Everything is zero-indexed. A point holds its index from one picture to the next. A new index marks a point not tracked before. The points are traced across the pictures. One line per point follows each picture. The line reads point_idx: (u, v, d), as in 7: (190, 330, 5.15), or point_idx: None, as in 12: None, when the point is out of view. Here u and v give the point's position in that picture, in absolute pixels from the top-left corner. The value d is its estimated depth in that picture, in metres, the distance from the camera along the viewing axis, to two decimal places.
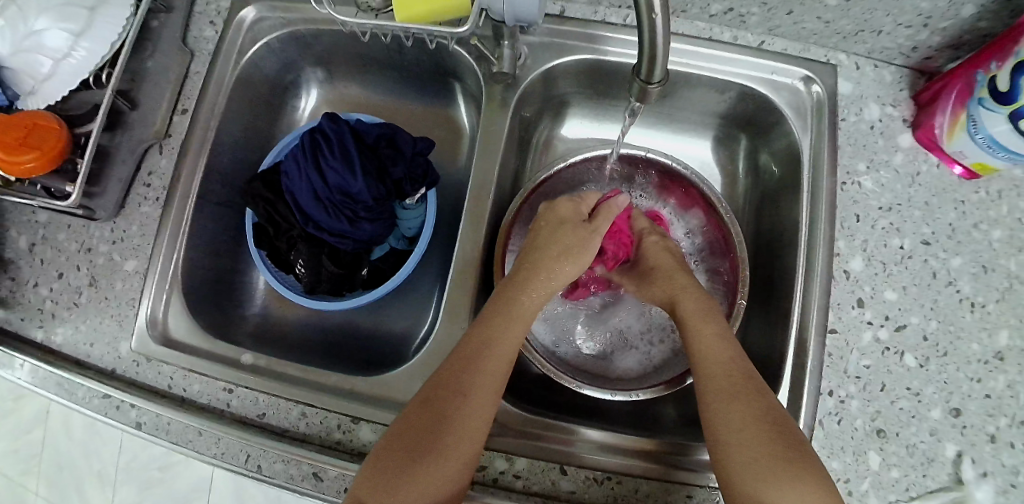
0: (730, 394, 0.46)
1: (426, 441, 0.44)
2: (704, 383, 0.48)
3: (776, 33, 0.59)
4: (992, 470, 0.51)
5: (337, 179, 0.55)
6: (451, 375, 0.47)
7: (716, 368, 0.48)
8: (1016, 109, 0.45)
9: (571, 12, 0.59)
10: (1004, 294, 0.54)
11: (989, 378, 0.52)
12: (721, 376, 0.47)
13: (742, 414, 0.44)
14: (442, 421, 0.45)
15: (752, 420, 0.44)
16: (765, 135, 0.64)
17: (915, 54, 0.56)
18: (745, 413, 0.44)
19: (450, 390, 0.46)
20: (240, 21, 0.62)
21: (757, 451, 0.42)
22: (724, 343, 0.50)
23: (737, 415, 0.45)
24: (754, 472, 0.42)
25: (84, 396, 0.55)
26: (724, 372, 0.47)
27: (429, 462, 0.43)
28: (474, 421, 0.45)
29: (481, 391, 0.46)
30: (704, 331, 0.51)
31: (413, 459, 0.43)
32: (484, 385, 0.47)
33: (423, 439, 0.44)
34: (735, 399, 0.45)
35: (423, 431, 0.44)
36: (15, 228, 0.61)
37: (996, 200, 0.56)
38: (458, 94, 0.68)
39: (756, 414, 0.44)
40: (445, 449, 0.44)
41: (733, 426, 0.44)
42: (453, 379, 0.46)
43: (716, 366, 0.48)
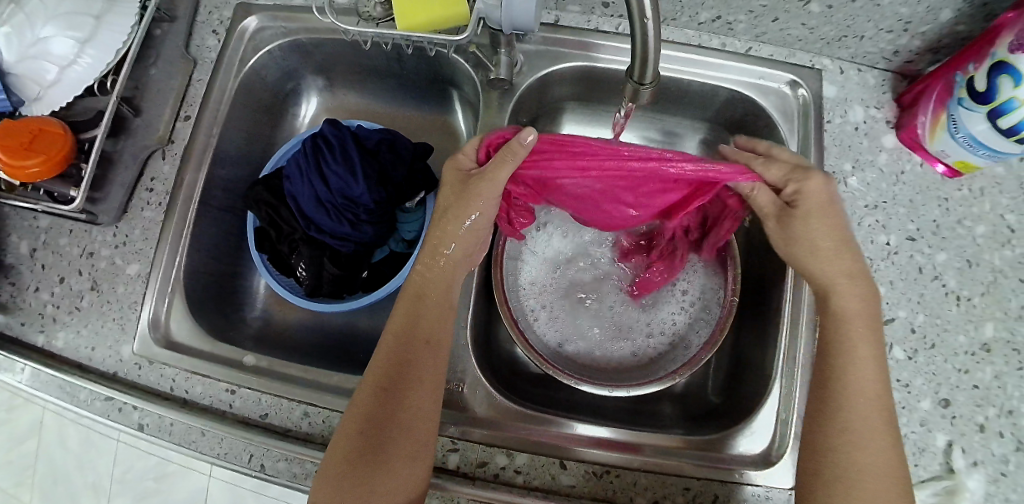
0: (871, 404, 0.44)
1: (376, 446, 0.45)
2: (851, 399, 0.44)
3: (763, 39, 0.61)
4: (982, 458, 0.52)
5: (338, 183, 0.56)
6: (384, 380, 0.47)
7: (866, 365, 0.45)
8: (992, 108, 0.47)
9: (565, 20, 0.61)
10: (989, 287, 0.56)
11: (977, 369, 0.54)
12: (868, 376, 0.45)
13: (879, 432, 0.43)
14: (384, 426, 0.45)
15: (885, 434, 0.44)
16: (754, 138, 0.66)
17: (896, 58, 0.59)
18: (881, 426, 0.44)
19: (384, 397, 0.46)
20: (243, 30, 0.63)
21: (886, 467, 0.42)
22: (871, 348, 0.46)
23: (880, 431, 0.43)
24: (869, 483, 0.42)
25: (86, 399, 0.55)
26: (874, 381, 0.45)
27: (379, 468, 0.44)
28: (414, 424, 0.46)
29: (415, 393, 0.46)
30: (856, 328, 0.46)
31: (361, 466, 0.44)
32: (418, 388, 0.46)
33: (369, 445, 0.45)
34: (871, 412, 0.44)
35: (367, 438, 0.45)
36: (17, 234, 0.61)
37: (978, 197, 0.58)
38: (455, 100, 0.70)
39: (885, 426, 0.44)
40: (389, 455, 0.44)
41: (867, 443, 0.43)
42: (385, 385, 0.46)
43: (864, 364, 0.45)
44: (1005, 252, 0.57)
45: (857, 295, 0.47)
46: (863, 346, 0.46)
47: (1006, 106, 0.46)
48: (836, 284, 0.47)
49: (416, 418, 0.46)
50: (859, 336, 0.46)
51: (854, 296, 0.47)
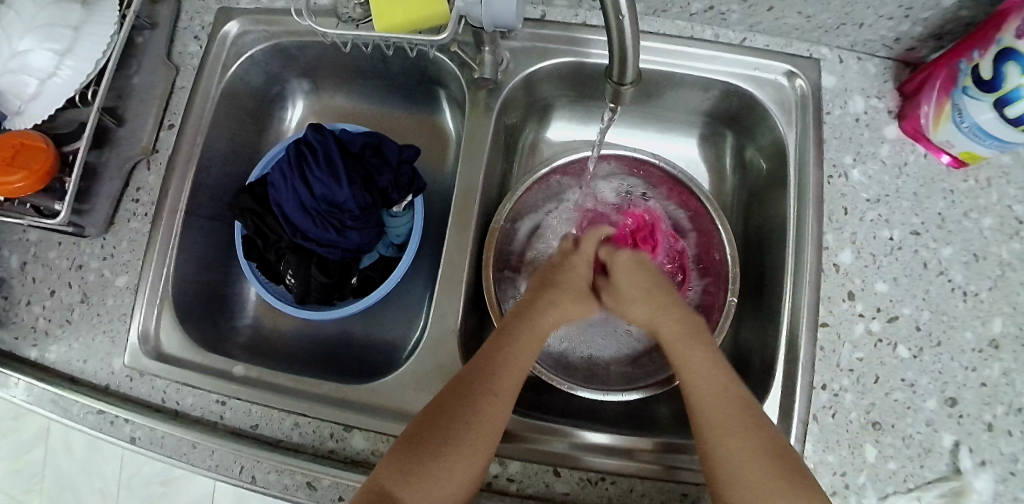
0: (714, 409, 0.46)
1: (427, 450, 0.44)
2: (701, 406, 0.47)
3: (758, 29, 0.59)
4: (990, 459, 0.50)
5: (323, 189, 0.55)
6: (464, 381, 0.47)
7: (713, 390, 0.48)
8: (998, 97, 0.45)
9: (551, 15, 0.59)
10: (997, 281, 0.54)
11: (984, 366, 0.52)
12: (712, 399, 0.47)
13: (738, 442, 0.44)
14: (445, 429, 0.45)
15: (754, 449, 0.44)
16: (750, 130, 0.64)
17: (897, 44, 0.56)
18: (738, 435, 0.44)
19: (461, 400, 0.46)
20: (224, 35, 0.62)
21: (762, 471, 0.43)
22: (714, 366, 0.49)
23: (743, 443, 0.44)
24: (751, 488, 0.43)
25: (78, 412, 0.55)
26: (726, 397, 0.47)
27: (430, 468, 0.43)
28: (488, 427, 0.46)
29: (493, 397, 0.47)
30: (693, 354, 0.50)
31: (415, 466, 0.43)
32: (498, 393, 0.47)
33: (423, 446, 0.44)
34: (733, 423, 0.45)
35: (420, 439, 0.45)
36: (6, 248, 0.61)
37: (985, 187, 0.56)
38: (444, 100, 0.69)
39: (751, 440, 0.44)
40: (449, 456, 0.44)
41: (723, 444, 0.45)
42: (471, 388, 0.47)
43: (710, 392, 0.47)
44: (1013, 244, 0.54)
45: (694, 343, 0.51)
46: (703, 363, 0.49)
47: (1012, 94, 0.43)
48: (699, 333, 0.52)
49: (493, 422, 0.46)
50: (698, 363, 0.50)
51: (681, 330, 0.53)
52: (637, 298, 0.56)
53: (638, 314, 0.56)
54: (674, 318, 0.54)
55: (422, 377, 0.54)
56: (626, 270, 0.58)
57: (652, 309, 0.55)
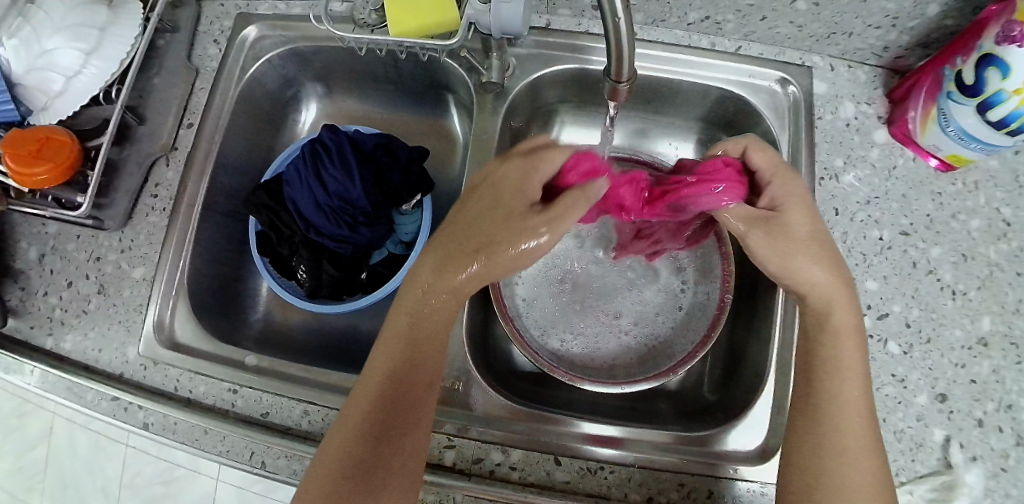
0: (852, 387, 0.44)
1: (346, 487, 0.43)
2: (843, 358, 0.45)
3: (752, 38, 0.62)
4: (981, 454, 0.51)
5: (336, 186, 0.58)
6: (371, 412, 0.45)
7: (849, 362, 0.45)
8: (981, 101, 0.47)
9: (555, 24, 0.62)
10: (985, 281, 0.56)
11: (974, 363, 0.54)
12: (853, 374, 0.45)
13: (857, 430, 0.43)
14: (360, 459, 0.44)
15: (867, 435, 0.43)
16: (745, 135, 0.66)
17: (886, 54, 0.59)
18: (861, 419, 0.44)
19: (372, 429, 0.45)
20: (243, 40, 0.65)
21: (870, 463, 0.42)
22: (853, 330, 0.46)
23: (861, 432, 0.43)
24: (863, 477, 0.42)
25: (93, 399, 0.56)
26: (856, 373, 0.45)
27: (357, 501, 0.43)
28: (408, 448, 0.45)
29: (410, 417, 0.45)
30: (845, 317, 0.46)
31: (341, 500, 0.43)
32: (416, 413, 0.46)
33: (339, 484, 0.43)
34: (858, 407, 0.44)
35: (336, 477, 0.44)
36: (27, 240, 0.63)
37: (973, 191, 0.58)
38: (451, 104, 0.71)
39: (868, 423, 0.44)
40: (370, 488, 0.43)
41: (845, 434, 0.43)
42: (383, 415, 0.45)
43: (848, 351, 0.45)
44: (1001, 245, 0.56)
45: (844, 296, 0.46)
46: (844, 317, 0.46)
47: (994, 98, 0.46)
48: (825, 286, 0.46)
49: (412, 443, 0.45)
50: (843, 324, 0.46)
51: (846, 308, 0.46)
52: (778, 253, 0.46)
53: (763, 248, 0.47)
54: (807, 236, 0.46)
55: None
56: (794, 199, 0.47)
57: (788, 243, 0.46)
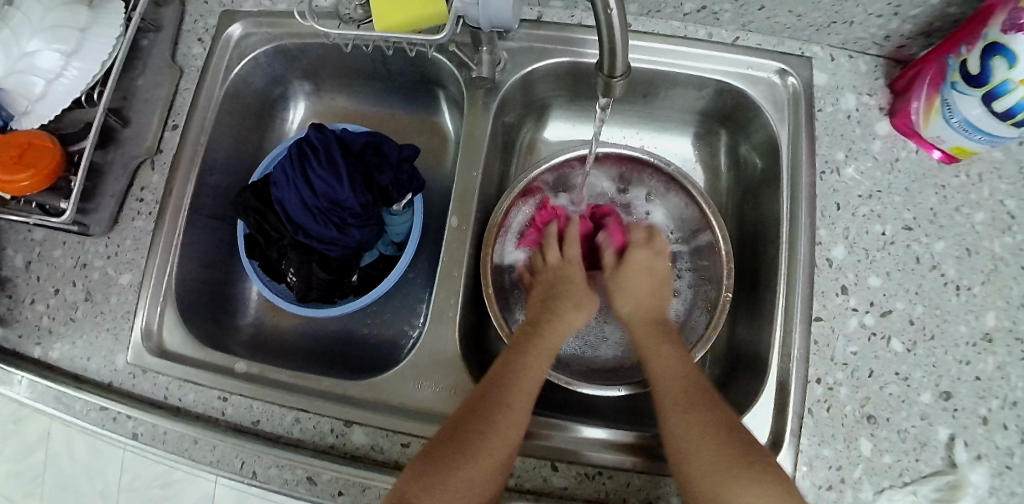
0: (665, 368, 0.53)
1: (450, 459, 0.46)
2: (661, 393, 0.51)
3: (750, 28, 0.60)
4: (986, 452, 0.50)
5: (324, 187, 0.56)
6: (479, 400, 0.49)
7: (666, 384, 0.51)
8: (987, 91, 0.46)
9: (547, 16, 0.60)
10: (989, 276, 0.54)
11: (978, 360, 0.52)
12: (670, 392, 0.50)
13: (689, 439, 0.47)
14: (469, 436, 0.47)
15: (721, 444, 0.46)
16: (744, 128, 0.65)
17: (888, 43, 0.57)
18: (687, 429, 0.47)
19: (481, 413, 0.48)
20: (227, 38, 0.64)
21: (716, 451, 0.45)
22: (684, 364, 0.52)
23: (693, 438, 0.47)
24: (719, 475, 0.45)
25: (81, 409, 0.55)
26: (682, 394, 0.50)
27: (452, 474, 0.45)
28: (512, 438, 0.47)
29: (519, 410, 0.49)
30: (660, 348, 0.55)
31: (436, 471, 0.45)
32: (520, 406, 0.49)
33: (446, 456, 0.46)
34: (691, 412, 0.48)
35: (447, 448, 0.46)
36: (12, 247, 0.62)
37: (977, 183, 0.56)
38: (442, 100, 0.70)
39: (710, 425, 0.47)
40: (472, 463, 0.45)
41: (689, 439, 0.47)
42: (488, 399, 0.49)
43: (670, 381, 0.51)
44: (1005, 239, 0.55)
45: (665, 348, 0.54)
46: (671, 360, 0.53)
47: (1001, 88, 0.44)
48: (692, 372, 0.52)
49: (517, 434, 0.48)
50: (670, 368, 0.52)
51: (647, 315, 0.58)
52: (636, 295, 0.60)
53: (631, 288, 0.60)
54: (645, 268, 0.61)
55: (421, 372, 0.54)
56: (638, 268, 0.61)
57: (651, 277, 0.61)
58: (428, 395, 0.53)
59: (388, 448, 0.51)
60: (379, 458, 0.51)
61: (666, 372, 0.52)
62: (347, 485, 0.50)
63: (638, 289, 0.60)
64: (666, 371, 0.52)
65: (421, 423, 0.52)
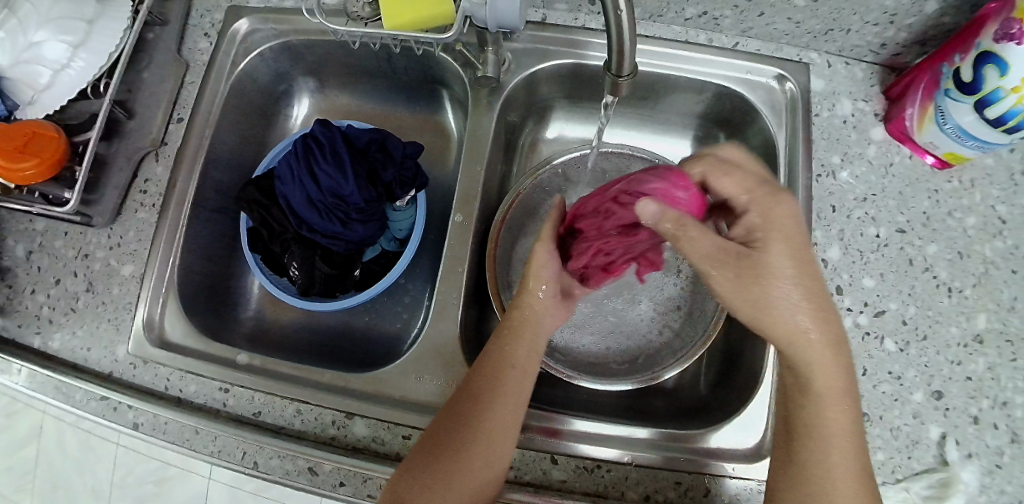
0: (817, 361, 0.41)
1: (429, 464, 0.45)
2: (810, 358, 0.41)
3: (750, 34, 0.62)
4: (976, 450, 0.51)
5: (329, 183, 0.56)
6: (453, 408, 0.47)
7: (836, 399, 0.42)
8: (979, 98, 0.47)
9: (552, 18, 0.61)
10: (980, 279, 0.56)
11: (969, 360, 0.54)
12: (836, 400, 0.42)
13: (848, 464, 0.42)
14: (453, 435, 0.46)
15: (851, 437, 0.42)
16: (742, 132, 0.66)
17: (883, 51, 0.59)
18: (852, 449, 0.42)
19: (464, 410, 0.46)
20: (234, 33, 0.64)
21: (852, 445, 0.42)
22: (838, 350, 0.42)
23: (843, 444, 0.42)
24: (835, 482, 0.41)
25: (81, 399, 0.55)
26: (846, 411, 0.42)
27: (441, 472, 0.44)
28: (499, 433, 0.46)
29: (505, 403, 0.46)
30: (828, 356, 0.41)
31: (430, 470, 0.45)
32: (501, 404, 0.46)
33: (436, 454, 0.45)
34: (847, 431, 0.42)
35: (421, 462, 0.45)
36: (13, 237, 0.62)
37: (968, 189, 0.58)
38: (446, 99, 0.70)
39: (848, 427, 0.42)
40: (454, 467, 0.44)
41: (849, 465, 0.41)
42: (471, 394, 0.47)
43: (830, 389, 0.42)
44: (996, 243, 0.56)
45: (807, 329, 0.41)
46: (835, 368, 0.42)
47: (992, 95, 0.46)
48: (806, 331, 0.41)
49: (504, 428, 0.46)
50: (808, 340, 0.41)
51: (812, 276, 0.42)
52: (732, 286, 0.41)
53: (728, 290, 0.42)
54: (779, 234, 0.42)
55: (422, 365, 0.55)
56: (771, 233, 0.42)
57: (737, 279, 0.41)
58: (429, 388, 0.54)
59: (389, 440, 0.52)
60: (380, 450, 0.51)
61: (816, 346, 0.41)
62: (349, 476, 0.50)
63: (727, 272, 0.42)
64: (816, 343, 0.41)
65: (422, 416, 0.52)
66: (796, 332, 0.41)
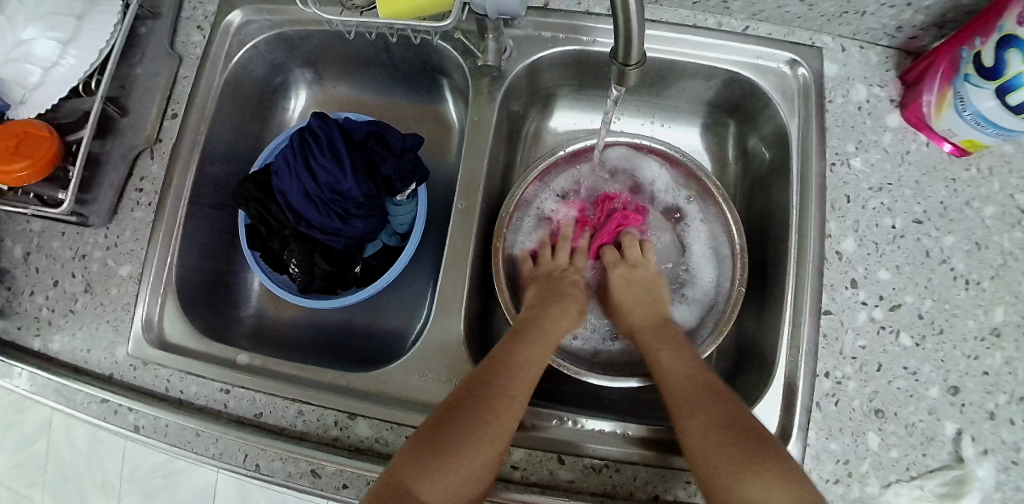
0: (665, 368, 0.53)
1: (438, 444, 0.44)
2: (670, 388, 0.51)
3: (761, 17, 0.59)
4: (992, 447, 0.50)
5: (326, 177, 0.55)
6: (467, 395, 0.47)
7: (680, 375, 0.51)
8: (1000, 84, 0.45)
9: (554, 4, 0.58)
10: (999, 271, 0.54)
11: (987, 355, 0.52)
12: (683, 390, 0.50)
13: (705, 429, 0.46)
14: (456, 429, 0.45)
15: (728, 419, 0.46)
16: (753, 119, 0.64)
17: (900, 33, 0.56)
18: (700, 410, 0.48)
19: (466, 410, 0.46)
20: (227, 25, 0.62)
21: (717, 430, 0.46)
22: (690, 362, 0.52)
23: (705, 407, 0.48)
24: (727, 468, 0.43)
25: (82, 401, 0.55)
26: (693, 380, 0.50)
27: (443, 463, 0.43)
28: (498, 424, 0.46)
29: (502, 403, 0.47)
30: (665, 354, 0.54)
31: (427, 456, 0.44)
32: (511, 393, 0.48)
33: (439, 443, 0.44)
34: (701, 402, 0.48)
35: (432, 441, 0.44)
36: (11, 238, 0.61)
37: (987, 177, 0.56)
38: (446, 89, 0.68)
39: (715, 410, 0.47)
40: (463, 449, 0.44)
41: (693, 428, 0.47)
42: (477, 387, 0.48)
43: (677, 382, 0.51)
44: (1015, 234, 0.55)
45: (670, 343, 0.55)
46: (675, 360, 0.53)
47: (1014, 81, 0.44)
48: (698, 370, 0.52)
49: (501, 420, 0.46)
50: (677, 365, 0.53)
51: (651, 319, 0.58)
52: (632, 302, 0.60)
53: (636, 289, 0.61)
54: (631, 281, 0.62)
55: (425, 364, 0.54)
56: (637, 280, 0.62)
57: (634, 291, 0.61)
58: (433, 388, 0.53)
59: (392, 441, 0.51)
60: (383, 451, 0.51)
61: (666, 367, 0.53)
62: (352, 478, 0.49)
63: (637, 298, 0.60)
64: (666, 367, 0.53)
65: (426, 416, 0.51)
66: (692, 363, 0.53)
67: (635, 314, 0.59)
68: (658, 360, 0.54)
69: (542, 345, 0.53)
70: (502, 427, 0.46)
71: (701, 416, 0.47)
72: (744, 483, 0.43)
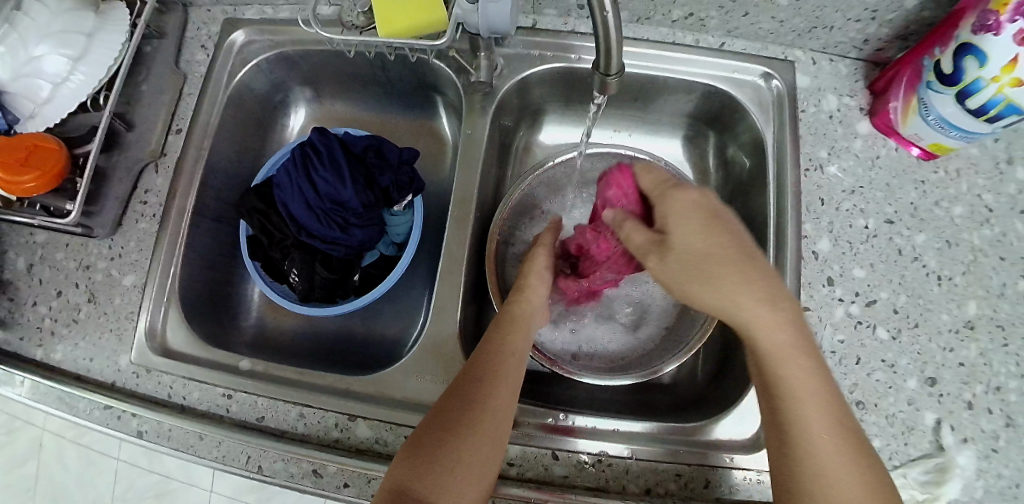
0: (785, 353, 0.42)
1: (434, 443, 0.44)
2: (779, 368, 0.42)
3: (735, 34, 0.63)
4: (971, 435, 0.52)
5: (327, 188, 0.57)
6: (456, 392, 0.47)
7: (796, 353, 0.42)
8: (960, 90, 0.49)
9: (542, 23, 0.62)
10: (970, 267, 0.57)
11: (962, 347, 0.55)
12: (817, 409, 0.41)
13: (818, 423, 0.41)
14: (451, 429, 0.45)
15: (830, 408, 0.41)
16: (732, 130, 0.67)
17: (866, 47, 0.60)
18: (811, 398, 0.41)
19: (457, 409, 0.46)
20: (231, 43, 0.65)
21: (825, 425, 0.41)
22: (801, 336, 0.42)
23: (817, 393, 0.41)
24: (834, 469, 0.40)
25: (85, 408, 0.56)
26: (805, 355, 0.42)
27: (441, 462, 0.43)
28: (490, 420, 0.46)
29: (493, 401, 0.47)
30: (783, 335, 0.42)
31: (423, 456, 0.43)
32: (501, 390, 0.48)
33: (435, 443, 0.44)
34: (813, 387, 0.42)
35: (427, 442, 0.44)
36: (15, 250, 0.62)
37: (954, 178, 0.59)
38: (440, 105, 0.71)
39: (824, 414, 0.41)
40: (462, 448, 0.44)
41: (809, 420, 0.41)
42: (464, 384, 0.48)
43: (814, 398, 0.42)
44: (983, 231, 0.58)
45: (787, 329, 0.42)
46: (796, 338, 0.42)
47: (973, 86, 0.47)
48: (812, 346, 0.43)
49: (493, 415, 0.46)
50: (779, 346, 0.42)
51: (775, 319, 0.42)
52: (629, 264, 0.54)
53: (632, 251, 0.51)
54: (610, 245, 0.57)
55: (422, 366, 0.55)
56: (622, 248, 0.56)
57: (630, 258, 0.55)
58: (430, 389, 0.54)
59: (392, 441, 0.52)
60: (383, 451, 0.52)
61: (780, 354, 0.42)
62: (353, 478, 0.50)
63: (634, 256, 0.53)
64: (782, 354, 0.42)
65: (425, 416, 0.53)
66: (807, 341, 0.43)
67: (682, 283, 0.45)
68: (773, 344, 0.42)
69: (516, 332, 0.52)
70: (496, 421, 0.46)
71: (813, 406, 0.41)
72: (840, 488, 0.39)
